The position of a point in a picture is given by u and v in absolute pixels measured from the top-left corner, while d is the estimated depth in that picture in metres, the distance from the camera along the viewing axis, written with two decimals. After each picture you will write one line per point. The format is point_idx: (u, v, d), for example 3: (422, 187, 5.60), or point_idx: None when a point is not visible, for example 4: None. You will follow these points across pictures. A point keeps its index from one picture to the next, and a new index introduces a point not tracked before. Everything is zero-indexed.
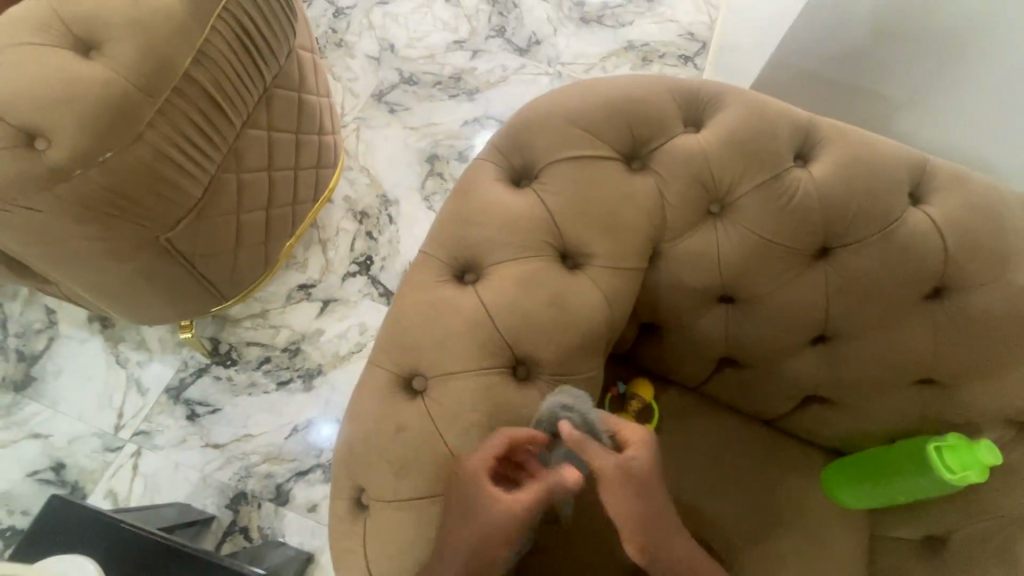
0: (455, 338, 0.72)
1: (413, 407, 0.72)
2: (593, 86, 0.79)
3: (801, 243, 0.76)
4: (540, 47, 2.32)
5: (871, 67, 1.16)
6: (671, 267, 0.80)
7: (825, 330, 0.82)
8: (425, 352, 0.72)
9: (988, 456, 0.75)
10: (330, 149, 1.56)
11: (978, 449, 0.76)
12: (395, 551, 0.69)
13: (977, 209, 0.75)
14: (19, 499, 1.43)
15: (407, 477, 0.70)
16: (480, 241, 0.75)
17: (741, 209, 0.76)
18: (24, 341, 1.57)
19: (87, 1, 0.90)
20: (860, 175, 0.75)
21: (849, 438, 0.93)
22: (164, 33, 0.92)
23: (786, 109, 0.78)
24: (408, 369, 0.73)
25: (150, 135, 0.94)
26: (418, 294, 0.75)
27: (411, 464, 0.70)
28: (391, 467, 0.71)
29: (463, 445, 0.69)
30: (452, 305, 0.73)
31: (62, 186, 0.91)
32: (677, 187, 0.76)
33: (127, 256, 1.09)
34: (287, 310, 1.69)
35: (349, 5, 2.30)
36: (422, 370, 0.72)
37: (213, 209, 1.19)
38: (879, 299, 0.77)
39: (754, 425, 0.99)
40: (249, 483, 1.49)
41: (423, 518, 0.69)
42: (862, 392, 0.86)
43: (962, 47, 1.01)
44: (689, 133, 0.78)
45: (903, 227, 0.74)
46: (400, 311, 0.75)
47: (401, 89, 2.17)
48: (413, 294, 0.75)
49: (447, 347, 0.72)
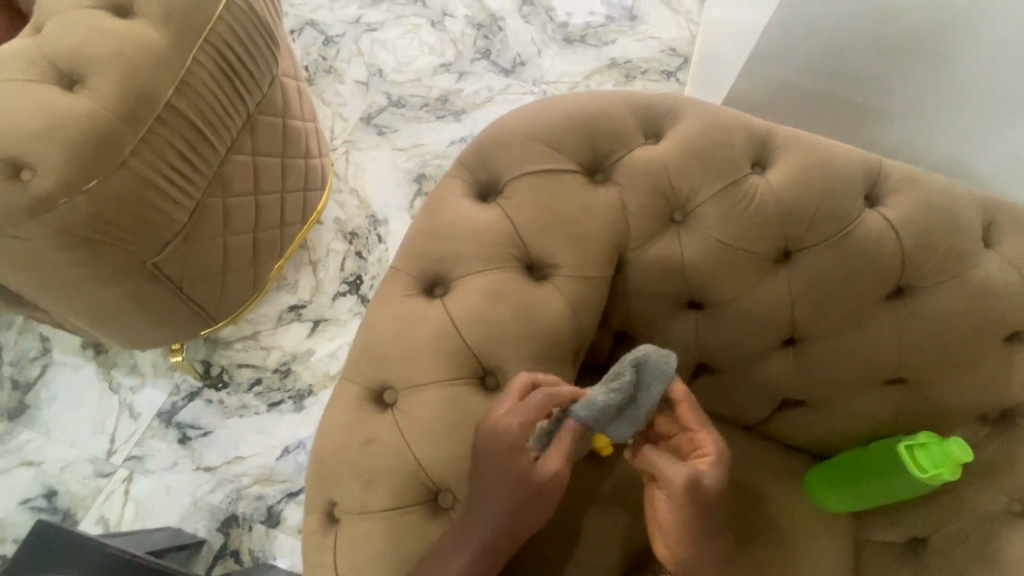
0: (424, 350, 0.74)
1: (385, 419, 0.73)
2: (555, 103, 0.82)
3: (763, 247, 0.78)
4: (525, 68, 2.37)
5: (856, 80, 1.13)
6: (638, 274, 0.82)
7: (794, 333, 0.83)
8: (395, 364, 0.74)
9: (959, 452, 0.75)
10: (317, 172, 1.60)
11: (948, 445, 0.76)
12: (368, 565, 0.70)
13: (933, 210, 0.77)
14: (11, 527, 1.44)
15: (379, 489, 0.71)
16: (447, 255, 0.77)
17: (702, 217, 0.78)
18: (18, 369, 1.59)
19: (72, 38, 0.94)
20: (816, 180, 0.77)
21: (827, 440, 0.93)
22: (145, 67, 0.96)
23: (743, 119, 0.80)
24: (380, 381, 0.74)
25: (133, 163, 0.97)
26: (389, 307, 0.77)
27: (383, 476, 0.71)
28: (364, 480, 0.72)
29: (433, 455, 0.70)
30: (420, 318, 0.75)
31: (47, 215, 0.94)
32: (638, 197, 0.78)
33: (114, 281, 1.12)
34: (278, 332, 1.71)
35: (338, 33, 2.37)
36: (393, 382, 0.74)
37: (199, 233, 1.22)
38: (843, 301, 0.79)
39: (732, 431, 0.99)
40: (241, 505, 1.49)
41: (395, 529, 0.70)
42: (835, 393, 0.86)
43: (935, 52, 1.01)
44: (649, 145, 0.80)
45: (860, 228, 0.76)
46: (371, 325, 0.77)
47: (389, 112, 2.22)
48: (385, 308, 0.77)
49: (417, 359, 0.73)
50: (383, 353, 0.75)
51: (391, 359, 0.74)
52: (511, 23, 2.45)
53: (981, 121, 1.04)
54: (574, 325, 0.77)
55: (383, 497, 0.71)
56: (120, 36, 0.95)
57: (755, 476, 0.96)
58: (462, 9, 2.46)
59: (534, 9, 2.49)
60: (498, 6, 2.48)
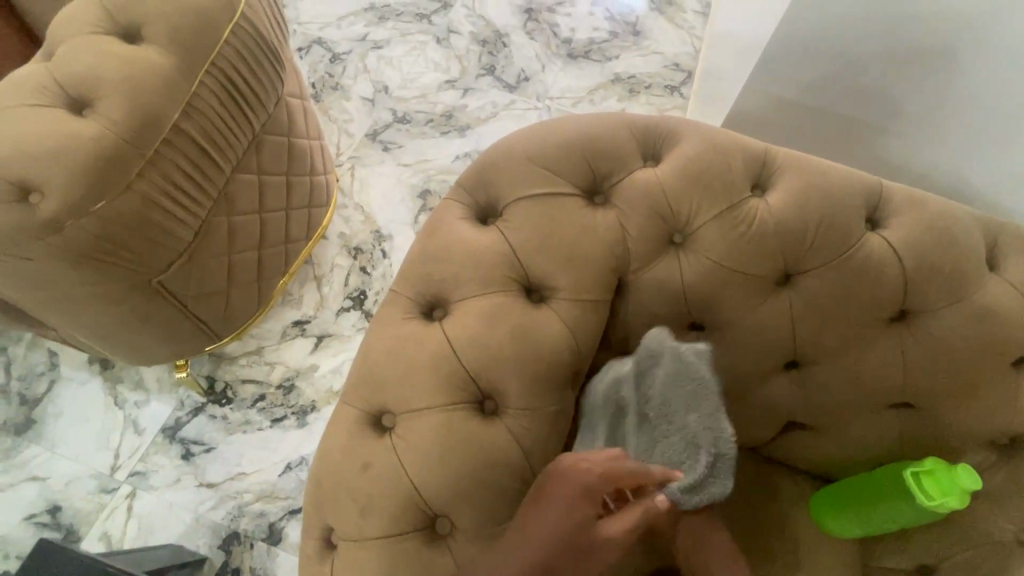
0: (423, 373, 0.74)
1: (383, 443, 0.73)
2: (553, 126, 0.83)
3: (763, 269, 0.77)
4: (529, 83, 2.39)
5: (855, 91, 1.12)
6: (638, 296, 0.81)
7: (796, 356, 0.82)
8: (394, 388, 0.74)
9: (968, 481, 0.74)
10: (322, 189, 1.61)
11: (957, 474, 0.75)
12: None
13: (935, 232, 0.76)
14: (15, 543, 1.44)
15: (377, 514, 0.70)
16: (445, 278, 0.77)
17: (702, 239, 0.78)
18: (26, 384, 1.60)
19: (81, 64, 0.96)
20: (815, 203, 0.76)
21: (832, 463, 0.92)
22: (152, 91, 0.98)
23: (741, 141, 0.80)
24: (378, 405, 0.74)
25: (139, 184, 0.99)
26: (388, 330, 0.77)
27: (381, 502, 0.71)
28: (362, 506, 0.72)
29: (430, 481, 0.70)
30: (419, 341, 0.75)
31: (54, 236, 0.95)
32: (637, 220, 0.78)
33: (119, 300, 1.13)
34: (282, 347, 1.72)
35: (345, 51, 2.41)
36: (392, 405, 0.74)
37: (204, 251, 1.23)
38: (845, 324, 0.78)
39: (735, 452, 0.98)
40: (242, 523, 1.48)
41: (393, 555, 0.70)
42: (838, 416, 0.85)
43: (940, 63, 0.99)
44: (647, 167, 0.80)
45: (861, 251, 0.76)
46: (370, 347, 0.77)
47: (395, 128, 2.25)
48: (384, 329, 0.78)
49: (415, 382, 0.73)
50: (381, 374, 0.75)
51: (389, 382, 0.74)
52: (515, 39, 2.48)
53: (983, 130, 1.01)
54: (573, 348, 0.77)
55: (380, 523, 0.70)
56: (129, 61, 0.97)
57: (759, 499, 0.95)
58: (467, 26, 2.49)
59: (538, 25, 2.52)
60: (502, 23, 2.51)
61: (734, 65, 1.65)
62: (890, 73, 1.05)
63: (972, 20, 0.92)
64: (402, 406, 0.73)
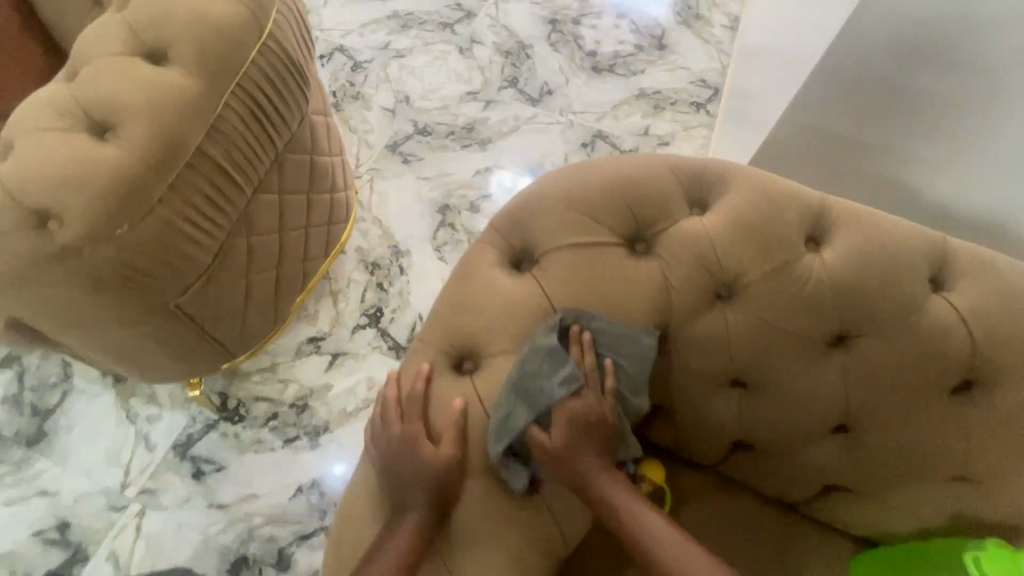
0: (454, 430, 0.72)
1: (408, 503, 0.70)
2: (593, 168, 0.79)
3: (817, 329, 0.72)
4: (552, 97, 2.35)
5: (867, 109, 1.07)
6: (679, 350, 0.77)
7: (847, 421, 0.77)
8: (421, 445, 0.70)
9: None
10: (342, 206, 1.58)
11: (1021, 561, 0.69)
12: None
13: (1006, 299, 0.71)
14: (22, 559, 1.42)
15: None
16: (478, 330, 0.75)
17: (751, 295, 0.73)
18: (39, 395, 1.59)
19: (106, 86, 0.94)
20: (879, 261, 0.70)
21: (878, 530, 0.86)
22: (178, 116, 0.95)
23: (796, 190, 0.75)
24: (404, 462, 0.71)
25: (161, 210, 0.96)
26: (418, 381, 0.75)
27: (405, 567, 0.67)
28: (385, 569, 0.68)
29: None
30: (449, 394, 0.74)
31: (73, 262, 0.93)
32: (682, 273, 0.74)
33: (136, 324, 1.10)
34: (296, 364, 1.69)
35: (367, 59, 2.38)
36: (419, 463, 0.70)
37: (223, 274, 1.20)
38: (904, 392, 0.73)
39: (771, 509, 0.93)
40: (251, 547, 1.46)
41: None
42: (889, 485, 0.80)
43: (957, 68, 0.94)
44: (694, 216, 0.76)
45: (925, 316, 0.70)
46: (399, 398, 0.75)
47: (415, 140, 2.22)
48: (413, 381, 0.75)
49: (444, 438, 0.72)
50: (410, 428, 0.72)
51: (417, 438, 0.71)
52: (539, 51, 2.44)
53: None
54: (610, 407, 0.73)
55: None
56: (154, 84, 0.95)
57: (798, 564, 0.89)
58: (490, 37, 2.45)
59: (562, 37, 2.47)
60: (526, 34, 2.47)
61: (764, 89, 1.59)
62: (904, 81, 1.00)
63: (995, 19, 0.87)
64: (427, 465, 0.70)
